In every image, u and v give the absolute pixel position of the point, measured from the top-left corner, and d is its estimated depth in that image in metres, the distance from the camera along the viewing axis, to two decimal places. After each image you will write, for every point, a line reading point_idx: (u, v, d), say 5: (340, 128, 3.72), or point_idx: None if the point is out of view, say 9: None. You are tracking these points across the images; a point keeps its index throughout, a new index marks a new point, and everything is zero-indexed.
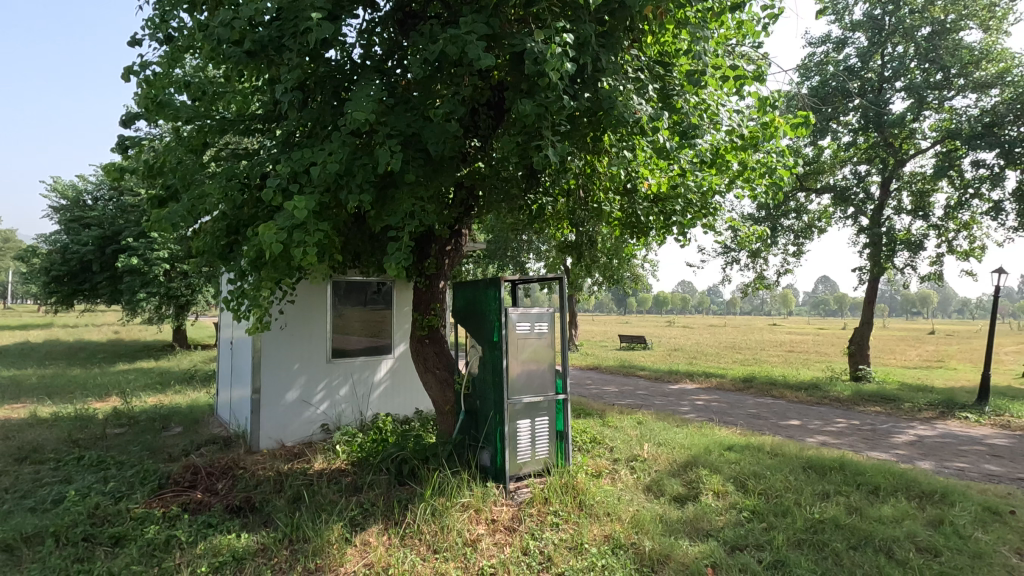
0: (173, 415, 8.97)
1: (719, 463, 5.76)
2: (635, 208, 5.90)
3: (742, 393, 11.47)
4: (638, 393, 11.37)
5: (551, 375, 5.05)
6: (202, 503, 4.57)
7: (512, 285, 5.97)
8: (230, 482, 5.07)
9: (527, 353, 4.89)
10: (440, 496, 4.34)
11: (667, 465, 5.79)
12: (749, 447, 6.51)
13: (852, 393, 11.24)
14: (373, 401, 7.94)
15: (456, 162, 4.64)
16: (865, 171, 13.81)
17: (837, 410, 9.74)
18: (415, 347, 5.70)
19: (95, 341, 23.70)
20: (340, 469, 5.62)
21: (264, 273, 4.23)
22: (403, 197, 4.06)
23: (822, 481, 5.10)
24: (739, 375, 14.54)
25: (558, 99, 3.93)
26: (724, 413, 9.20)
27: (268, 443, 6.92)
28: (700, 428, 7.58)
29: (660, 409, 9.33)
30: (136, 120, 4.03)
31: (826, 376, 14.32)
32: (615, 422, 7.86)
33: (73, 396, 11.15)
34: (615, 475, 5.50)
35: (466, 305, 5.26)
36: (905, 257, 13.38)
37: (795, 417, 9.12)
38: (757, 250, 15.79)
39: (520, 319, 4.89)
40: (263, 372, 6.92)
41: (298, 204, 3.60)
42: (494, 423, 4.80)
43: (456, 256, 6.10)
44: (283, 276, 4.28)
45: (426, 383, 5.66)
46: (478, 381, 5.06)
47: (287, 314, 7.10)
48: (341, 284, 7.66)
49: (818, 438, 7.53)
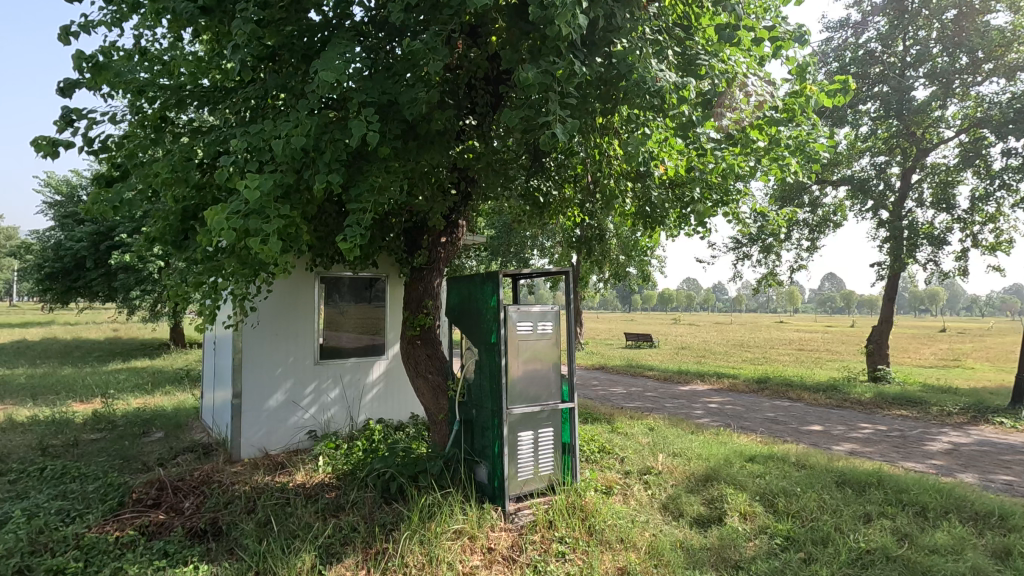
0: (155, 419, 8.46)
1: (742, 476, 5.22)
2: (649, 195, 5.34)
3: (757, 395, 10.92)
4: (647, 395, 10.82)
5: (554, 381, 4.52)
6: (162, 527, 4.06)
7: (513, 282, 5.41)
8: (198, 500, 4.56)
9: (527, 356, 4.35)
10: (428, 520, 3.80)
11: (684, 480, 5.24)
12: (773, 457, 5.96)
13: (874, 395, 10.64)
14: (365, 404, 7.42)
15: (447, 138, 4.13)
16: (884, 162, 13.17)
17: (860, 414, 9.16)
18: (405, 349, 5.17)
19: (91, 339, 23.25)
20: (323, 483, 5.10)
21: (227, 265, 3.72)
22: (382, 176, 3.57)
23: (861, 500, 4.55)
24: (752, 375, 13.95)
25: (567, 62, 3.39)
26: (740, 417, 8.63)
27: (249, 452, 6.40)
28: (716, 435, 7.03)
29: (671, 413, 8.77)
30: (76, 89, 3.53)
31: (842, 376, 13.71)
32: (624, 428, 7.31)
33: (56, 397, 10.70)
34: (627, 491, 4.96)
35: (461, 303, 4.72)
36: (928, 252, 12.76)
37: (816, 422, 8.54)
38: (771, 245, 15.17)
39: (520, 318, 4.35)
40: (244, 375, 6.39)
41: (255, 184, 3.14)
42: (491, 435, 4.25)
43: (453, 249, 5.55)
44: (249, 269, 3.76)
45: (417, 388, 5.13)
46: (473, 388, 4.51)
47: (267, 311, 6.55)
48: (326, 278, 7.10)
49: (845, 446, 6.96)
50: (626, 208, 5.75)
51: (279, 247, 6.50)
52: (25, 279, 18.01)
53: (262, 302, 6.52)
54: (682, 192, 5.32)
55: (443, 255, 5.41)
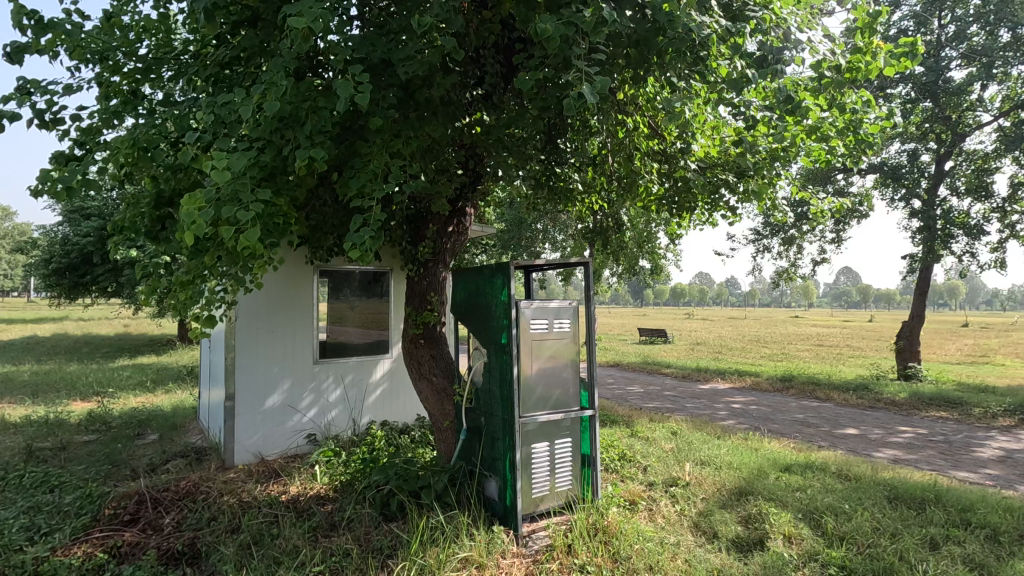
0: (151, 420, 8.09)
1: (780, 490, 4.70)
2: (678, 179, 4.85)
3: (782, 395, 10.34)
4: (666, 394, 10.30)
5: (572, 385, 4.03)
6: (136, 549, 3.64)
7: (526, 275, 4.91)
8: (180, 516, 4.14)
9: (542, 357, 3.86)
10: (429, 546, 3.34)
11: (716, 493, 4.74)
12: (812, 467, 5.43)
13: (908, 394, 10.02)
14: (369, 406, 6.98)
15: (452, 110, 3.62)
16: (916, 149, 12.47)
17: (896, 416, 8.57)
18: (407, 349, 4.70)
19: (101, 335, 23.18)
20: (318, 495, 4.66)
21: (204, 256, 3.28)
22: (376, 150, 3.07)
23: (921, 521, 4.03)
24: (775, 373, 13.36)
25: (594, 9, 2.89)
26: (768, 419, 8.10)
27: (244, 458, 5.98)
28: (745, 440, 6.50)
29: (694, 415, 8.25)
30: (25, 55, 3.10)
31: (871, 374, 13.07)
32: (645, 433, 6.81)
33: (54, 396, 10.40)
34: (653, 506, 4.47)
35: (469, 298, 4.23)
36: (963, 243, 12.04)
37: (850, 425, 7.96)
38: (793, 237, 14.52)
39: (533, 316, 3.85)
40: (238, 376, 5.96)
41: (224, 162, 2.64)
42: (502, 448, 3.77)
43: (459, 241, 5.08)
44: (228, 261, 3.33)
45: (421, 392, 4.66)
46: (481, 393, 4.02)
47: (261, 307, 6.11)
48: (324, 270, 6.65)
49: (886, 453, 6.42)
50: (653, 194, 5.24)
51: (271, 235, 6.04)
52: (32, 274, 17.85)
53: (255, 297, 6.08)
54: (716, 174, 4.80)
55: (449, 246, 4.95)
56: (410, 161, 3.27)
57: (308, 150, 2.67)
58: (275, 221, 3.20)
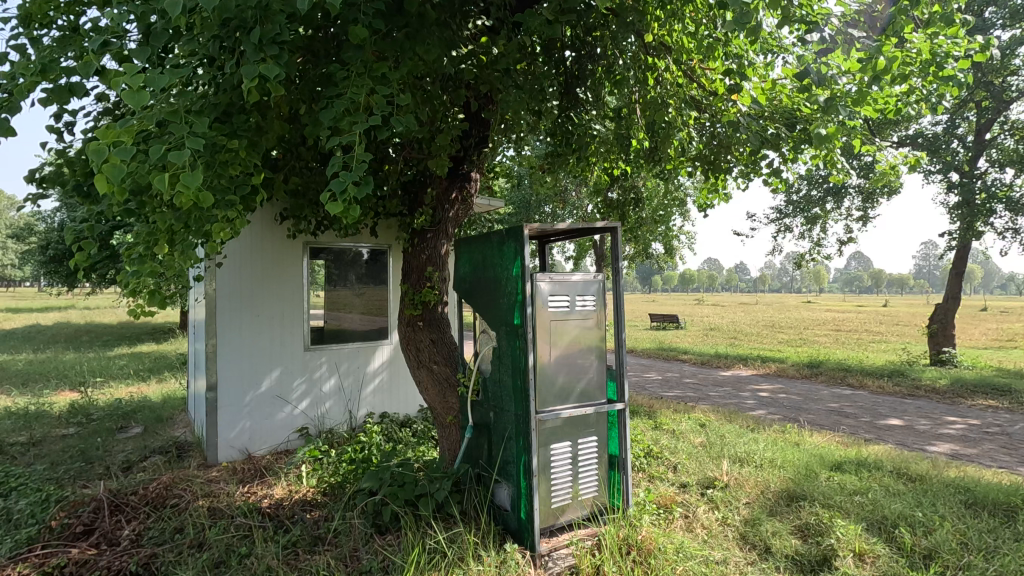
0: (136, 412, 7.55)
1: (836, 495, 4.06)
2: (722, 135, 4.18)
3: (811, 382, 9.66)
4: (686, 382, 9.66)
5: (598, 374, 3.39)
6: (81, 571, 3.08)
7: (541, 246, 4.23)
8: (142, 527, 3.58)
9: (561, 341, 3.24)
10: (428, 572, 2.73)
11: (761, 498, 4.11)
12: (866, 465, 4.78)
13: (949, 380, 9.31)
14: (367, 398, 6.38)
15: (448, 32, 2.91)
16: (954, 119, 11.56)
17: (940, 405, 7.89)
18: (404, 333, 4.07)
19: (103, 323, 22.78)
20: (304, 501, 4.07)
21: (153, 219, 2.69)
22: (351, 75, 2.41)
23: (1014, 535, 3.39)
24: (799, 358, 12.66)
25: None
26: (801, 410, 7.45)
27: (228, 454, 5.42)
28: (784, 434, 5.86)
29: (720, 405, 7.61)
30: None
31: (900, 360, 12.36)
32: (670, 425, 6.18)
33: (42, 385, 9.90)
34: (691, 513, 3.86)
35: (475, 273, 3.58)
36: (1005, 219, 11.20)
37: (892, 415, 7.29)
38: (818, 215, 13.74)
39: (552, 294, 3.20)
40: (220, 364, 5.37)
41: (145, 82, 2.00)
42: (514, 450, 3.14)
43: (463, 210, 4.47)
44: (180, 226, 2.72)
45: (419, 383, 4.02)
46: (490, 384, 3.38)
47: (245, 287, 5.52)
48: (315, 248, 6.03)
49: (941, 447, 5.76)
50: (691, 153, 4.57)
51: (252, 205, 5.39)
52: (30, 261, 17.38)
53: (239, 276, 5.47)
54: (768, 127, 4.12)
55: (452, 215, 4.33)
56: (398, 93, 2.60)
57: (256, 67, 2.04)
58: (227, 169, 2.56)
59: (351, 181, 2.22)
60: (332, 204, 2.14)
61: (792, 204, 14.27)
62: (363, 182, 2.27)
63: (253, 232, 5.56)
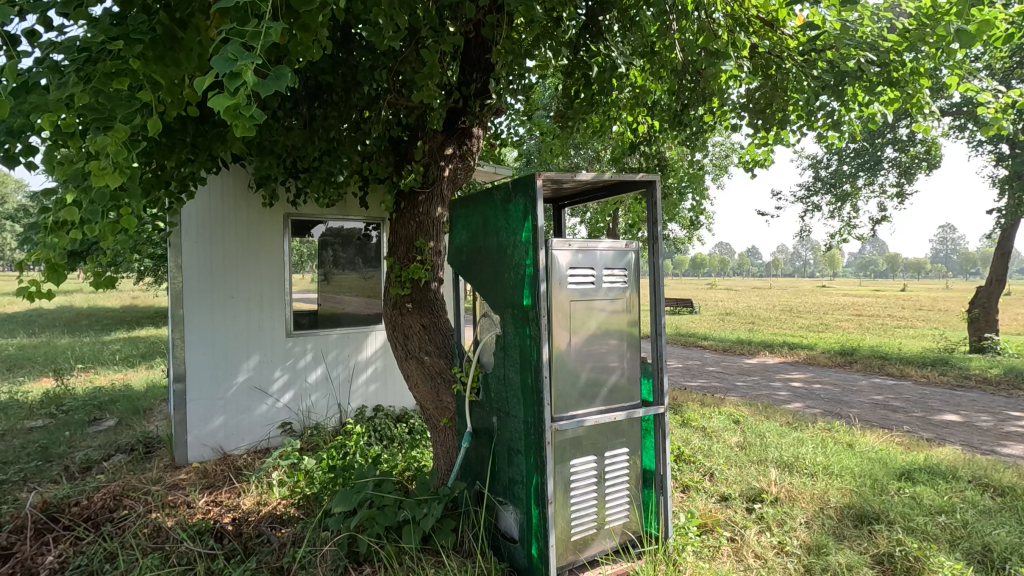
0: (112, 403, 6.95)
1: (916, 515, 3.33)
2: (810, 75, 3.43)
3: (847, 371, 8.89)
4: (709, 370, 8.94)
5: (630, 369, 2.67)
6: None
7: (554, 209, 3.48)
8: (71, 553, 2.96)
9: (585, 327, 2.53)
10: None
11: (825, 518, 3.40)
12: (938, 472, 4.05)
13: (1000, 369, 8.50)
14: (359, 389, 5.70)
15: None
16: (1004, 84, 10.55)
17: (997, 397, 7.09)
18: (389, 317, 3.38)
19: (106, 307, 22.30)
20: (271, 517, 3.43)
21: (43, 166, 1.99)
22: None
23: None
24: (828, 345, 11.88)
25: None
26: (843, 404, 6.69)
27: (200, 453, 4.79)
28: (831, 432, 5.14)
29: (752, 397, 6.89)
30: None
31: (938, 347, 11.53)
32: (698, 421, 5.49)
33: (25, 372, 9.34)
34: (743, 538, 3.15)
35: (474, 241, 2.85)
36: None
37: (946, 410, 6.53)
38: (848, 193, 12.86)
39: (573, 266, 2.47)
40: (188, 351, 4.71)
41: None
42: (524, 468, 2.45)
43: (460, 169, 3.87)
44: (82, 177, 2.01)
45: (408, 377, 3.32)
46: (491, 383, 2.67)
47: (216, 264, 4.84)
48: (298, 221, 5.33)
49: (1016, 449, 5.00)
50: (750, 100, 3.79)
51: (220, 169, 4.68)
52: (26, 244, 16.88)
53: (208, 251, 4.80)
54: (850, 60, 3.31)
55: (446, 174, 3.70)
56: None
57: None
58: (113, 84, 1.80)
59: (251, 62, 1.51)
60: (215, 98, 1.43)
61: (820, 180, 13.39)
62: (269, 66, 1.57)
63: (223, 201, 4.86)
